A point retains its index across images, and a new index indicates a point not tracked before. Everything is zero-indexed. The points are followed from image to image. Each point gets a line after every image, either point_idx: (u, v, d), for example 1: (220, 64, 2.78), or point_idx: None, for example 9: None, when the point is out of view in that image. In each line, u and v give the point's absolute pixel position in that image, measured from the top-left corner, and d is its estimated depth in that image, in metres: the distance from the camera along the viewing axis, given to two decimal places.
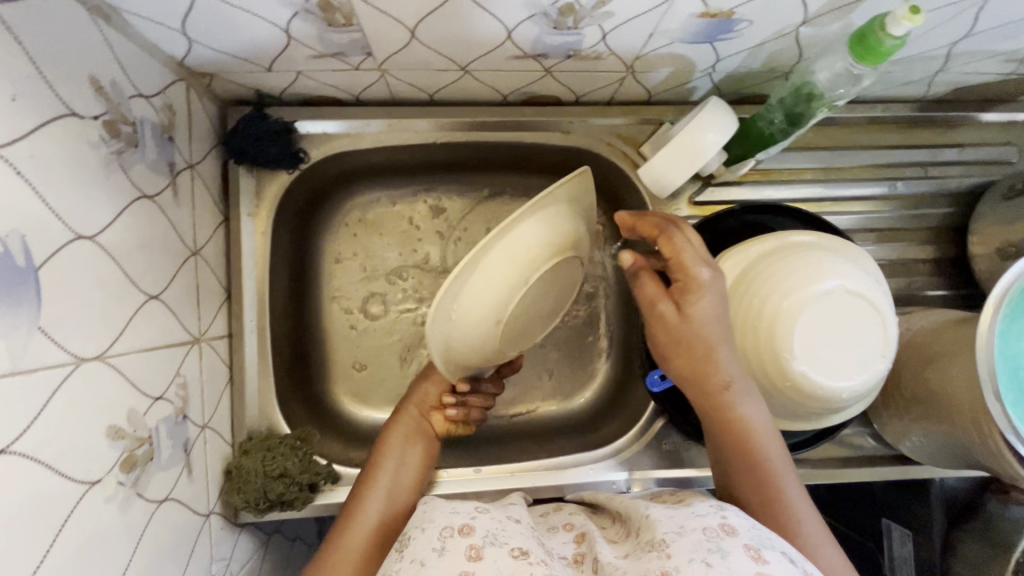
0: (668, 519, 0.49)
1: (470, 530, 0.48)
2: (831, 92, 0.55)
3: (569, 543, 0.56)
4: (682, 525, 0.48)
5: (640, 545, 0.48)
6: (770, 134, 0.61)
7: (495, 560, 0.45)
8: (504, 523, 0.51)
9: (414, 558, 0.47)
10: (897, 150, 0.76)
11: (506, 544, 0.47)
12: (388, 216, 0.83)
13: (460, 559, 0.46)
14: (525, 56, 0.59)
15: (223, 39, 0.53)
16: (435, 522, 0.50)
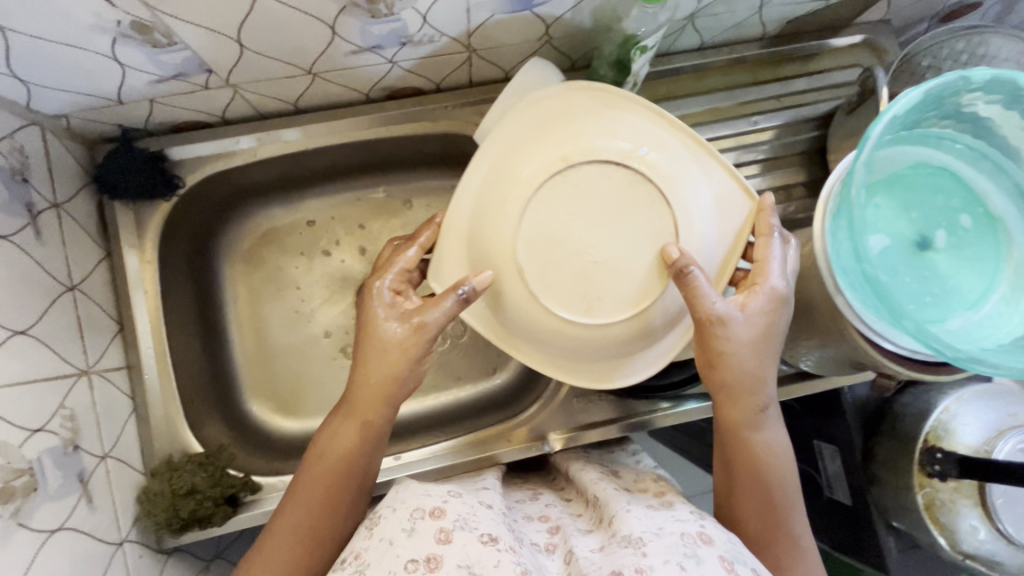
0: (647, 522, 0.52)
1: (440, 513, 0.51)
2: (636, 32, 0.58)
3: (541, 531, 0.59)
4: (661, 528, 0.51)
5: (617, 540, 0.51)
6: (609, 87, 0.64)
7: (463, 543, 0.48)
8: (475, 509, 0.54)
9: (383, 537, 0.50)
10: (751, 87, 0.81)
11: (475, 529, 0.50)
12: (291, 230, 0.87)
13: (429, 540, 0.48)
14: (360, 50, 0.62)
15: (57, 76, 0.55)
16: (406, 504, 0.53)
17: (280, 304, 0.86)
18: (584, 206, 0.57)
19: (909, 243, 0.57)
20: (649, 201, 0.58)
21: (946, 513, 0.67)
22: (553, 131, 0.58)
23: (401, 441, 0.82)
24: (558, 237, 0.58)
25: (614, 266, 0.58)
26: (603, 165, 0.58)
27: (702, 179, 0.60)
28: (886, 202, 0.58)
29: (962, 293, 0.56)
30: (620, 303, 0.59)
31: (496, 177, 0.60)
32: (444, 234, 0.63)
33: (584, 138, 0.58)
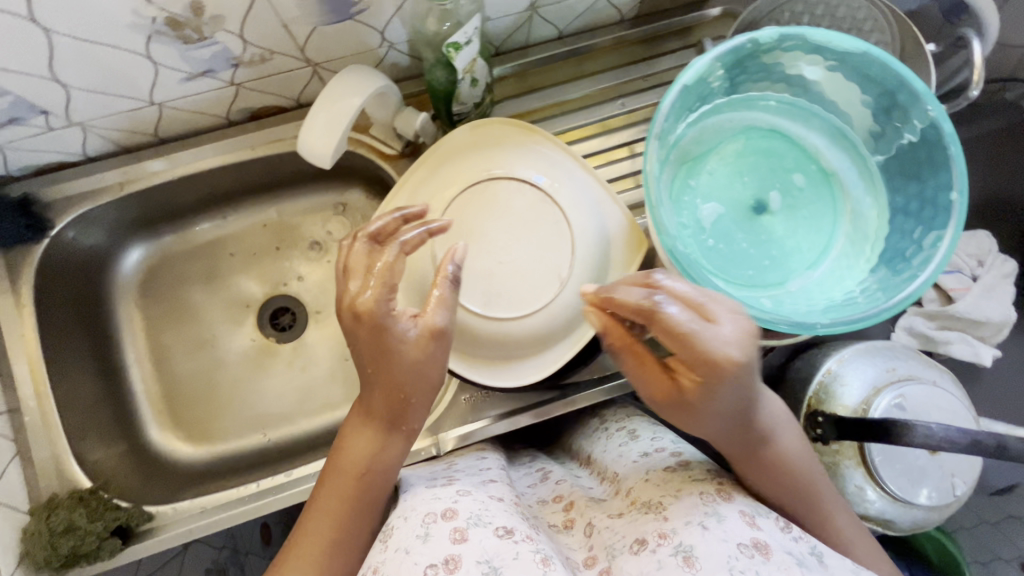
0: (664, 486, 0.54)
1: (453, 514, 0.50)
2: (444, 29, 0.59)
3: (558, 512, 0.60)
4: (680, 489, 0.52)
5: (637, 507, 0.53)
6: (447, 88, 0.65)
7: (480, 539, 0.48)
8: (487, 504, 0.54)
9: (399, 546, 0.48)
10: (614, 71, 0.80)
11: (490, 524, 0.50)
12: (186, 258, 0.88)
13: (446, 542, 0.48)
14: (194, 76, 0.63)
15: None
16: (418, 511, 0.52)
17: (179, 333, 0.86)
18: (488, 211, 0.56)
19: (745, 208, 0.56)
20: (552, 219, 0.57)
21: (834, 476, 0.66)
22: (490, 150, 0.59)
23: (310, 456, 0.82)
24: (470, 234, 0.56)
25: (515, 270, 0.56)
26: (514, 180, 0.57)
27: (604, 209, 0.59)
28: (717, 170, 0.57)
29: (801, 253, 0.56)
30: (512, 309, 0.55)
31: (416, 186, 0.59)
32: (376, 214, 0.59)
33: (521, 158, 0.58)
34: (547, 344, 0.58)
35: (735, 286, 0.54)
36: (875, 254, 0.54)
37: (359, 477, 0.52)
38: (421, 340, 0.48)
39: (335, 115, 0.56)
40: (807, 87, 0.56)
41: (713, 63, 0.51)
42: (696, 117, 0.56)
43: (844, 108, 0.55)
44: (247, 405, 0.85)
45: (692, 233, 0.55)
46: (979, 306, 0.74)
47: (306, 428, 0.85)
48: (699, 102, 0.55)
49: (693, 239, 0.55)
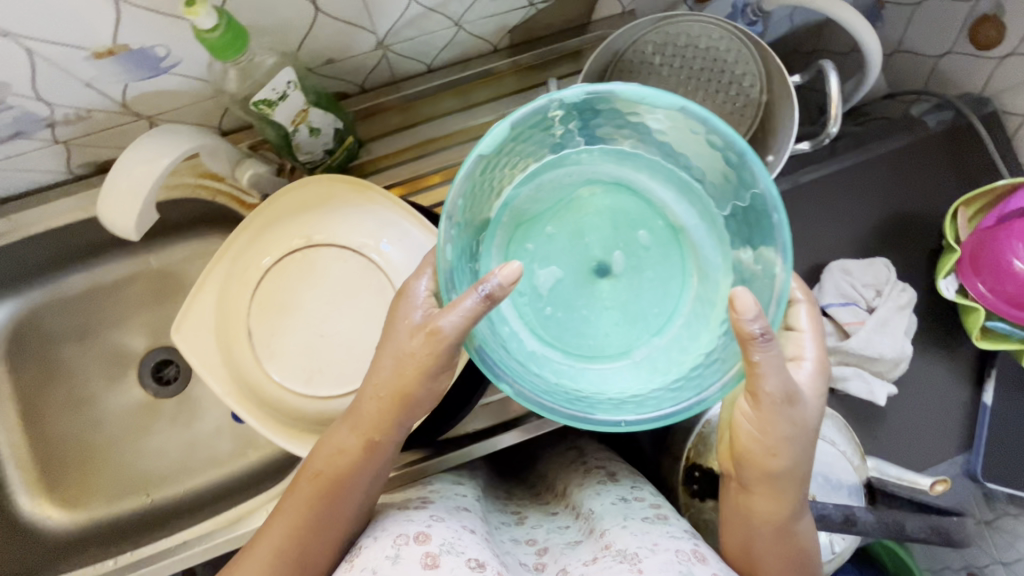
0: (640, 536, 0.51)
1: (426, 538, 0.47)
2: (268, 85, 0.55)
3: (530, 553, 0.56)
4: (655, 543, 0.50)
5: (610, 553, 0.50)
6: (282, 141, 0.62)
7: (452, 568, 0.44)
8: (461, 533, 0.50)
9: (365, 566, 0.45)
10: (490, 103, 0.76)
11: (463, 554, 0.46)
12: (58, 312, 0.83)
13: (416, 566, 0.44)
14: (7, 139, 0.59)
15: None
16: (388, 532, 0.48)
17: (56, 391, 0.83)
18: (311, 282, 0.54)
19: (587, 270, 0.54)
20: (378, 286, 0.54)
21: (711, 534, 0.63)
22: (307, 214, 0.55)
23: (192, 518, 0.78)
24: (289, 308, 0.54)
25: (339, 342, 0.54)
26: (338, 245, 0.54)
27: None
28: (558, 230, 0.54)
29: (647, 317, 0.53)
30: (338, 383, 0.53)
31: (239, 251, 0.55)
32: (195, 284, 0.55)
33: (339, 222, 0.54)
34: None
35: (572, 358, 0.52)
36: (719, 320, 0.50)
37: (324, 479, 0.50)
38: (418, 340, 0.47)
39: (140, 187, 0.52)
40: (644, 136, 0.52)
41: (520, 128, 0.48)
42: (528, 177, 0.53)
43: (684, 158, 0.51)
44: (128, 465, 0.82)
45: (526, 303, 0.53)
46: (872, 341, 0.71)
47: (193, 487, 0.82)
48: (527, 160, 0.53)
49: (529, 308, 0.53)
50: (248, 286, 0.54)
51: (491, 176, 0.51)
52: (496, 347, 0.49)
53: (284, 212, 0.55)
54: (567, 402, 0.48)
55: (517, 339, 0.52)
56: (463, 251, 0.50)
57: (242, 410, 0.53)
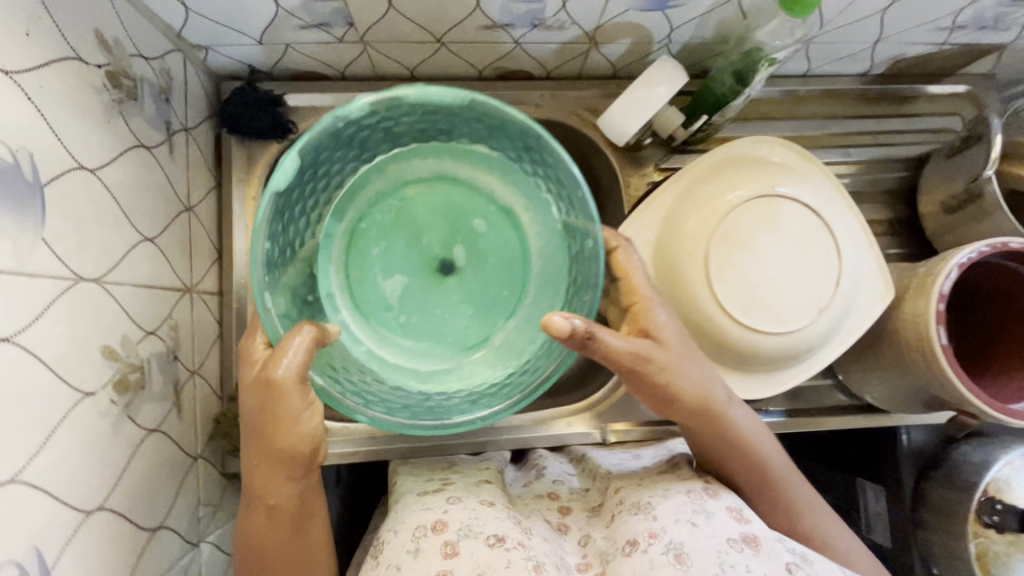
0: (652, 489, 0.58)
1: (444, 526, 0.55)
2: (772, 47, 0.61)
3: (552, 509, 0.63)
4: (668, 490, 0.57)
5: (627, 506, 0.58)
6: (723, 96, 0.67)
7: (471, 552, 0.52)
8: (478, 511, 0.57)
9: (391, 562, 0.53)
10: (845, 120, 0.82)
11: (480, 534, 0.54)
12: None
13: (437, 558, 0.52)
14: (493, 26, 0.64)
15: (218, 8, 0.58)
16: (408, 524, 0.57)
17: None
18: (770, 227, 0.57)
19: (432, 262, 0.60)
20: (826, 250, 0.58)
21: (998, 567, 0.67)
22: (773, 170, 0.60)
23: None
24: (745, 244, 0.57)
25: (782, 288, 0.57)
26: (802, 203, 0.58)
27: (861, 255, 0.61)
28: (392, 244, 0.60)
29: (497, 301, 0.60)
30: (768, 323, 0.57)
31: (707, 181, 0.60)
32: (652, 194, 0.61)
33: (804, 187, 0.59)
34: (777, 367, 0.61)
35: (428, 361, 0.58)
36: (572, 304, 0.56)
37: (263, 530, 0.54)
38: (257, 389, 0.51)
39: (642, 104, 0.58)
40: (442, 130, 0.56)
41: (312, 152, 0.51)
42: (348, 197, 0.58)
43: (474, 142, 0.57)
44: None
45: (380, 314, 0.59)
46: None
47: None
48: (324, 191, 0.56)
49: (386, 319, 0.59)
50: (716, 212, 0.57)
51: (301, 208, 0.54)
52: (334, 381, 0.53)
53: (754, 161, 0.60)
54: (468, 399, 0.54)
55: (345, 349, 0.57)
56: (296, 292, 0.55)
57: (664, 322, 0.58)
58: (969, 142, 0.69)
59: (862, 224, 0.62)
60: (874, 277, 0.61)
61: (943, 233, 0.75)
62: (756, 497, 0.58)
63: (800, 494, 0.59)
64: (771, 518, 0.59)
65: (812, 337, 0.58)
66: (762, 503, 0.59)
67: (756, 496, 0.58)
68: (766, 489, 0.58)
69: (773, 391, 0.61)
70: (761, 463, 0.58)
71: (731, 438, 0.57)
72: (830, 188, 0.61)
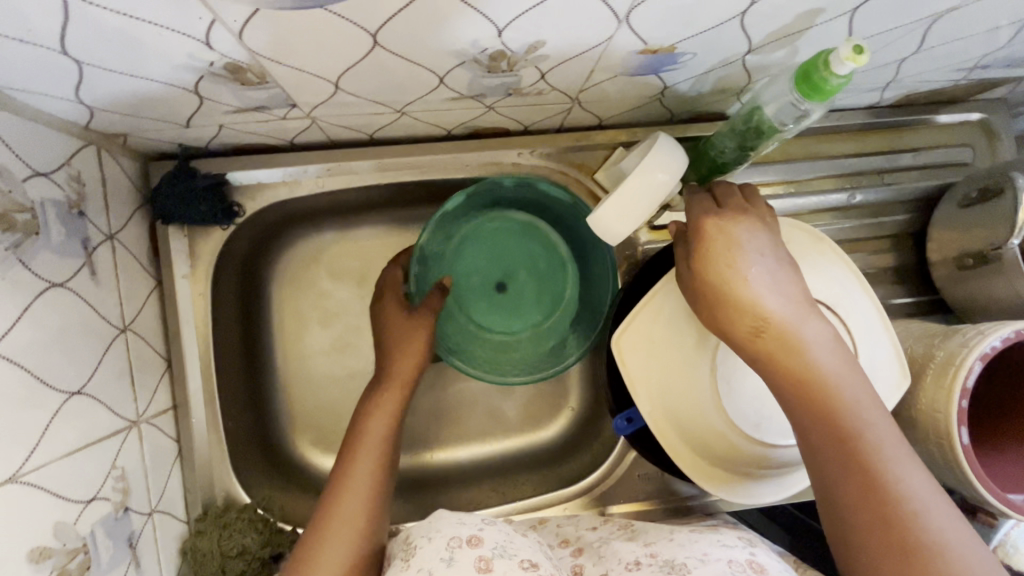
0: (690, 547, 0.51)
1: (479, 541, 0.47)
2: (779, 125, 0.52)
3: (567, 556, 0.57)
4: (705, 553, 0.49)
5: (657, 563, 0.49)
6: (723, 163, 0.59)
7: (504, 573, 0.45)
8: (512, 537, 0.51)
9: (422, 566, 0.45)
10: (850, 159, 0.75)
11: (514, 557, 0.47)
12: (342, 255, 0.78)
13: (469, 569, 0.45)
14: (461, 97, 0.55)
15: (127, 105, 0.49)
16: (442, 533, 0.49)
17: (325, 334, 0.78)
18: None
19: (491, 278, 0.78)
20: None
21: None
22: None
23: (447, 491, 0.79)
24: None
25: None
26: (814, 299, 0.52)
27: (880, 343, 0.55)
28: (499, 255, 0.78)
29: (539, 314, 0.79)
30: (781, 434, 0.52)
31: None
32: (645, 295, 0.54)
33: (814, 274, 0.53)
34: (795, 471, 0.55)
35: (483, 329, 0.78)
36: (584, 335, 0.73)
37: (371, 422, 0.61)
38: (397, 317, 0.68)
39: (640, 197, 0.51)
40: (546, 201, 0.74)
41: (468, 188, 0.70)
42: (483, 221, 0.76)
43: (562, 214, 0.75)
44: None
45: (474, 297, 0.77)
46: None
47: (446, 458, 0.82)
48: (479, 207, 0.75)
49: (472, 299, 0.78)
50: None
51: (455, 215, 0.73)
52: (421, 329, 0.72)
53: None
54: (453, 350, 0.75)
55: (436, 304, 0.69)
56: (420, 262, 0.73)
57: (666, 433, 0.54)
58: (987, 196, 0.63)
59: (879, 306, 0.56)
60: (892, 364, 0.55)
61: (954, 286, 0.70)
62: (840, 483, 0.40)
63: (912, 498, 0.39)
64: (849, 511, 0.40)
65: None
66: (853, 492, 0.40)
67: (841, 478, 0.40)
68: (854, 475, 0.40)
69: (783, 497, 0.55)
70: (857, 444, 0.41)
71: (818, 395, 0.42)
72: (844, 271, 0.55)
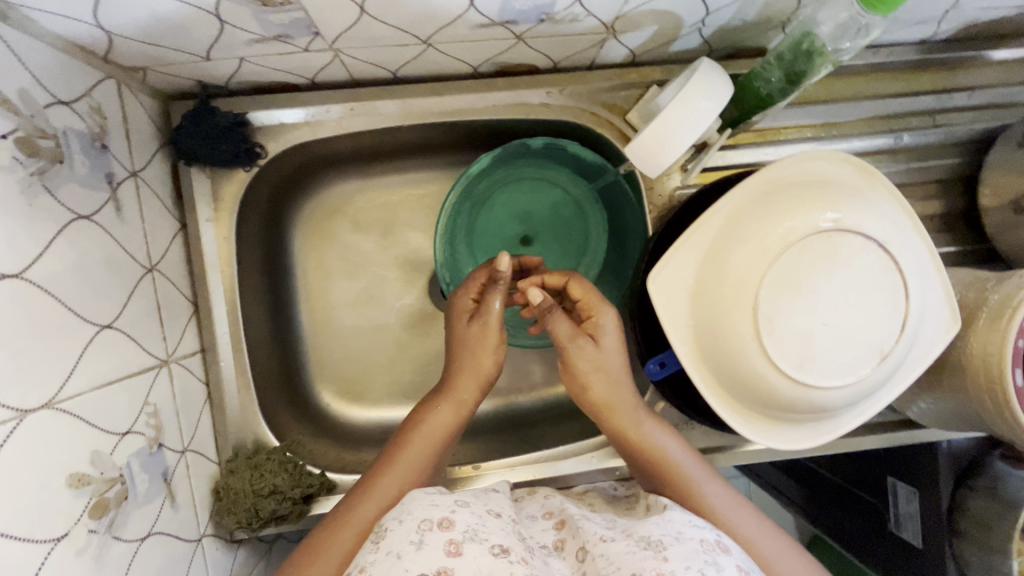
0: (663, 524, 0.47)
1: (451, 523, 0.44)
2: (836, 46, 0.49)
3: (548, 529, 0.53)
4: (679, 531, 0.45)
5: (633, 538, 0.46)
6: (768, 95, 0.56)
7: (476, 556, 0.42)
8: (485, 517, 0.47)
9: (390, 550, 0.43)
10: (898, 99, 0.70)
11: (486, 541, 0.44)
12: (365, 204, 0.77)
13: (440, 553, 0.42)
14: (491, 24, 0.52)
15: (146, 30, 0.47)
16: (413, 515, 0.46)
17: (348, 285, 0.78)
18: (828, 268, 0.48)
19: (513, 235, 0.76)
20: (891, 288, 0.50)
21: None
22: (829, 191, 0.50)
23: (473, 440, 0.78)
24: (801, 290, 0.48)
25: (842, 338, 0.49)
26: (865, 236, 0.49)
27: (930, 283, 0.52)
28: (519, 211, 0.76)
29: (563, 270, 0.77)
30: (825, 378, 0.50)
31: (750, 215, 0.51)
32: (681, 235, 0.53)
33: (867, 212, 0.50)
34: (835, 416, 0.53)
35: None
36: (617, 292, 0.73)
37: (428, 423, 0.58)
38: (473, 330, 0.60)
39: (680, 127, 0.48)
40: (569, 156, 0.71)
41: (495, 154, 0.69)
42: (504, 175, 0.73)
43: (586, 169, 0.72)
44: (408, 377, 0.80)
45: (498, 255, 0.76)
46: None
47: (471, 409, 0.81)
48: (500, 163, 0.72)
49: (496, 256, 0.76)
50: (766, 255, 0.49)
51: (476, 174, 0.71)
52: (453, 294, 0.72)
53: (805, 183, 0.51)
54: None
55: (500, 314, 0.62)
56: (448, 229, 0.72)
57: (698, 370, 0.53)
58: None
59: (930, 244, 0.53)
60: (940, 306, 0.53)
61: (1006, 233, 0.66)
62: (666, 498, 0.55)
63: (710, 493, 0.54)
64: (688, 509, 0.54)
65: (871, 384, 0.51)
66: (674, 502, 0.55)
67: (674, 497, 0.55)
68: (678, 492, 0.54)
69: (818, 444, 0.54)
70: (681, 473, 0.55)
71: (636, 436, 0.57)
72: (894, 205, 0.52)
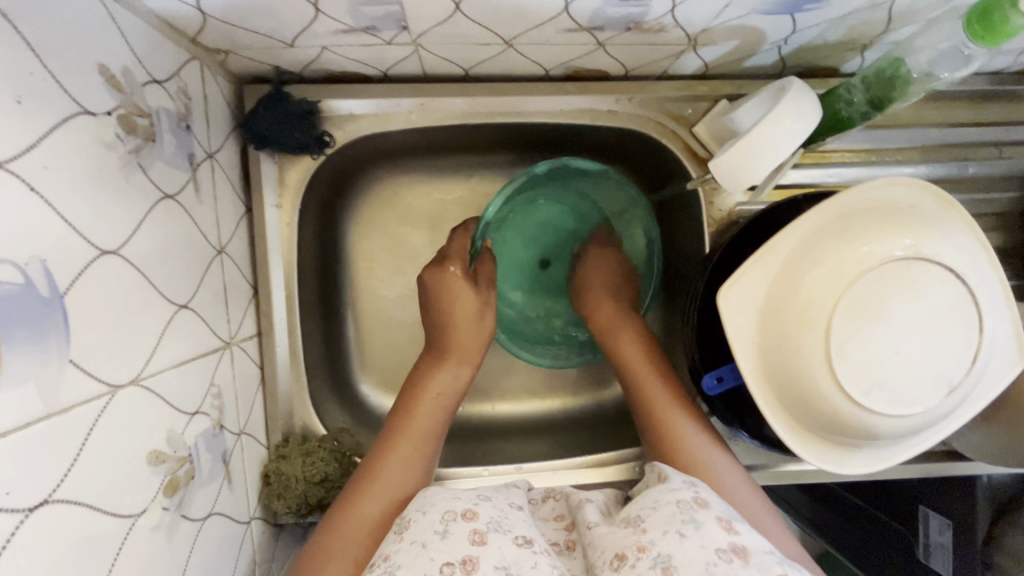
0: (644, 497, 0.47)
1: (473, 515, 0.45)
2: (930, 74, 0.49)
3: (559, 529, 0.53)
4: (657, 500, 0.46)
5: (618, 521, 0.47)
6: (848, 118, 0.55)
7: (500, 546, 0.43)
8: (506, 512, 0.48)
9: (415, 539, 0.44)
10: (965, 128, 0.70)
11: (510, 532, 0.45)
12: (418, 198, 0.77)
13: (464, 542, 0.43)
14: (579, 29, 0.52)
15: (242, 15, 0.47)
16: (437, 507, 0.47)
17: (397, 278, 0.78)
18: (903, 296, 0.48)
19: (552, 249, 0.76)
20: (963, 321, 0.49)
21: None
22: (909, 219, 0.50)
23: (510, 440, 0.78)
24: (875, 316, 0.48)
25: (910, 368, 0.49)
26: (944, 266, 0.49)
27: (1001, 318, 0.52)
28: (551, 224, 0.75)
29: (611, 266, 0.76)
30: (890, 405, 0.49)
31: (827, 236, 0.51)
32: (754, 252, 0.53)
33: (943, 242, 0.50)
34: (890, 445, 0.53)
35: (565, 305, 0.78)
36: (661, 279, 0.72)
37: (428, 395, 0.62)
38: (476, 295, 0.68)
39: (763, 149, 0.49)
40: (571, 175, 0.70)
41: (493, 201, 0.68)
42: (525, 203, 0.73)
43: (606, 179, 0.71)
44: None
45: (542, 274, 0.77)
46: None
47: (509, 410, 0.81)
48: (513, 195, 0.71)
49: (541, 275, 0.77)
50: (841, 279, 0.48)
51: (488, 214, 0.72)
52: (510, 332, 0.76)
53: (881, 210, 0.51)
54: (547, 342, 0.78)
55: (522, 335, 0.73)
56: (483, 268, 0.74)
57: (761, 390, 0.53)
58: None
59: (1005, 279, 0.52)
60: (1010, 342, 0.52)
61: None
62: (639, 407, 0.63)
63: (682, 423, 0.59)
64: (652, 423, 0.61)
65: (935, 413, 0.51)
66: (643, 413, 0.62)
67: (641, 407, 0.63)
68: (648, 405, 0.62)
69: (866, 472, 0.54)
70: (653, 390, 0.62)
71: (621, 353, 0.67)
72: (972, 236, 0.51)
